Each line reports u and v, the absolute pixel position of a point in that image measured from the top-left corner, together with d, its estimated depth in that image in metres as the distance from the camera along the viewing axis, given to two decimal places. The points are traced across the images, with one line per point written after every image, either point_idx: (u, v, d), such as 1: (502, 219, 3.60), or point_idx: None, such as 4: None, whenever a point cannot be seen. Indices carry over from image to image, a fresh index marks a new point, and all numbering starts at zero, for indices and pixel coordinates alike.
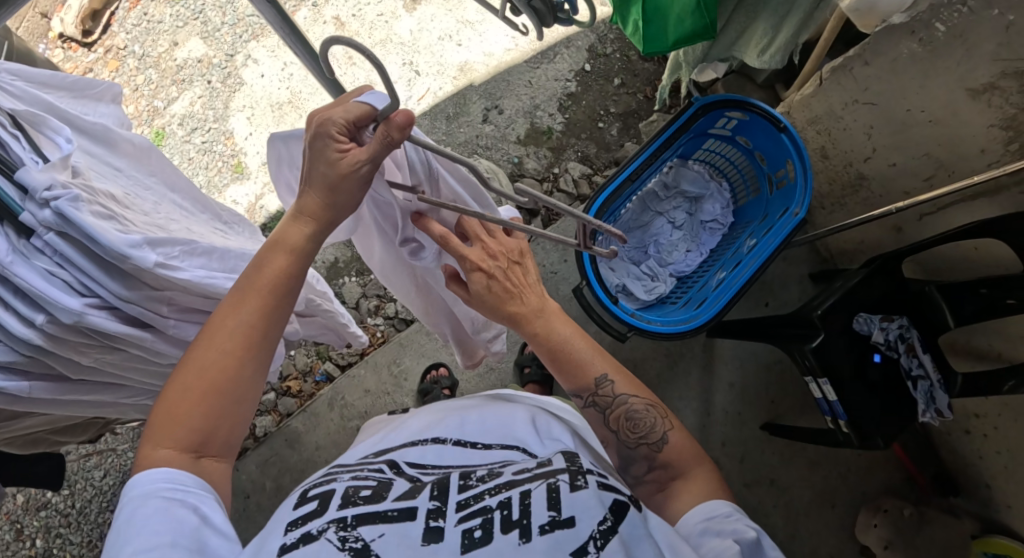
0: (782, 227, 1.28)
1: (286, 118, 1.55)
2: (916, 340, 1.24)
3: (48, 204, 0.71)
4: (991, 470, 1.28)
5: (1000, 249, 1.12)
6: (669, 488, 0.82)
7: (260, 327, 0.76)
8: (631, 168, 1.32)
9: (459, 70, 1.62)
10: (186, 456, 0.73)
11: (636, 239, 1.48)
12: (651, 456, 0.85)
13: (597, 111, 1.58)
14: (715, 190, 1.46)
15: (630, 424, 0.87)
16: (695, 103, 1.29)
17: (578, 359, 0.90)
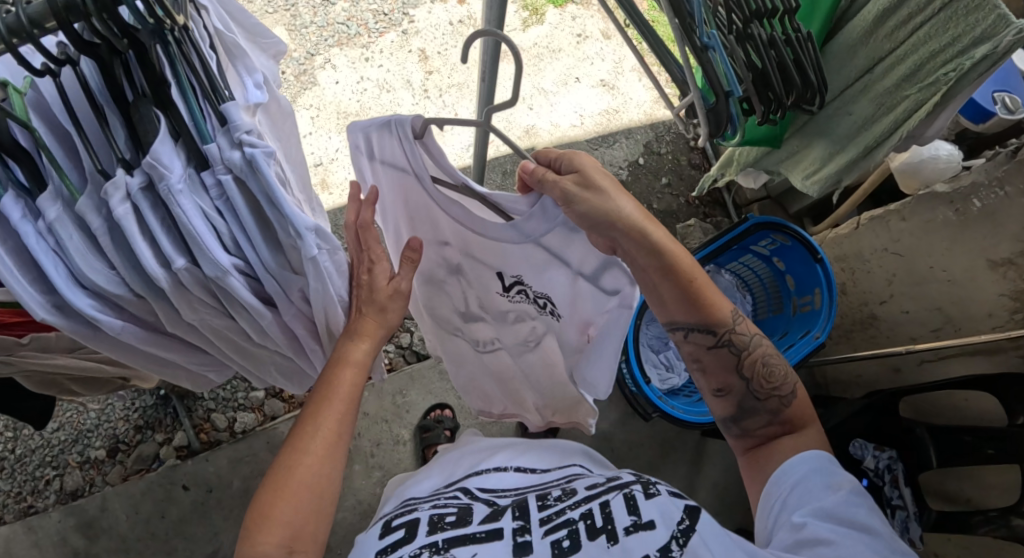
0: (797, 351, 1.40)
1: None
2: (901, 473, 1.37)
3: (239, 147, 0.65)
4: None
5: (989, 401, 1.29)
6: (772, 445, 0.87)
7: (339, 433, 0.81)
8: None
9: (524, 133, 1.68)
10: (280, 552, 0.76)
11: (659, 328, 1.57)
12: (778, 410, 0.87)
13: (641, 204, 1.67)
14: (740, 300, 1.59)
15: (765, 371, 0.89)
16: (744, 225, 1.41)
17: (715, 302, 0.86)
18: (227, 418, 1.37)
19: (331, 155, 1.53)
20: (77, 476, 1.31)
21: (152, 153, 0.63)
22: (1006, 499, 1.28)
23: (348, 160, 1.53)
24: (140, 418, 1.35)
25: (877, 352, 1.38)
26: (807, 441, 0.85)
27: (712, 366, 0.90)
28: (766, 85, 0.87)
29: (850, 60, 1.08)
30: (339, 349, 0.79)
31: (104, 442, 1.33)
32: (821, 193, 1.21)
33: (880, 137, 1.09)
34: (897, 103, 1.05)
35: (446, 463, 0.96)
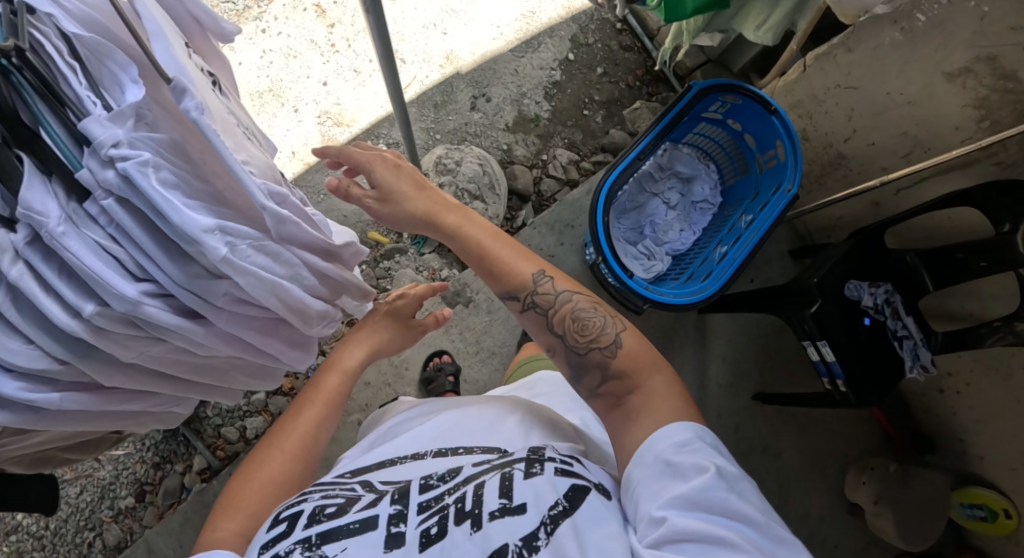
0: (773, 208, 1.34)
1: (267, 106, 1.51)
2: (899, 303, 1.35)
3: (111, 165, 0.63)
4: (963, 425, 1.43)
5: (972, 214, 1.25)
6: (624, 402, 0.81)
7: (312, 431, 0.93)
8: (637, 150, 1.33)
9: (446, 59, 1.61)
10: (241, 541, 0.80)
11: (631, 221, 1.50)
12: (604, 364, 0.84)
13: (581, 99, 1.64)
14: (705, 171, 1.51)
15: (577, 325, 0.87)
16: (691, 91, 1.33)
17: (504, 267, 0.90)
18: (236, 428, 1.41)
19: None
20: (115, 529, 1.36)
21: (21, 202, 0.60)
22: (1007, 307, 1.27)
23: (275, 140, 1.50)
24: (155, 456, 1.39)
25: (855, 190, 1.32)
26: (651, 381, 0.81)
27: (533, 328, 0.91)
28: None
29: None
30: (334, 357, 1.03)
31: (130, 489, 1.38)
32: (777, 38, 1.19)
33: None
34: None
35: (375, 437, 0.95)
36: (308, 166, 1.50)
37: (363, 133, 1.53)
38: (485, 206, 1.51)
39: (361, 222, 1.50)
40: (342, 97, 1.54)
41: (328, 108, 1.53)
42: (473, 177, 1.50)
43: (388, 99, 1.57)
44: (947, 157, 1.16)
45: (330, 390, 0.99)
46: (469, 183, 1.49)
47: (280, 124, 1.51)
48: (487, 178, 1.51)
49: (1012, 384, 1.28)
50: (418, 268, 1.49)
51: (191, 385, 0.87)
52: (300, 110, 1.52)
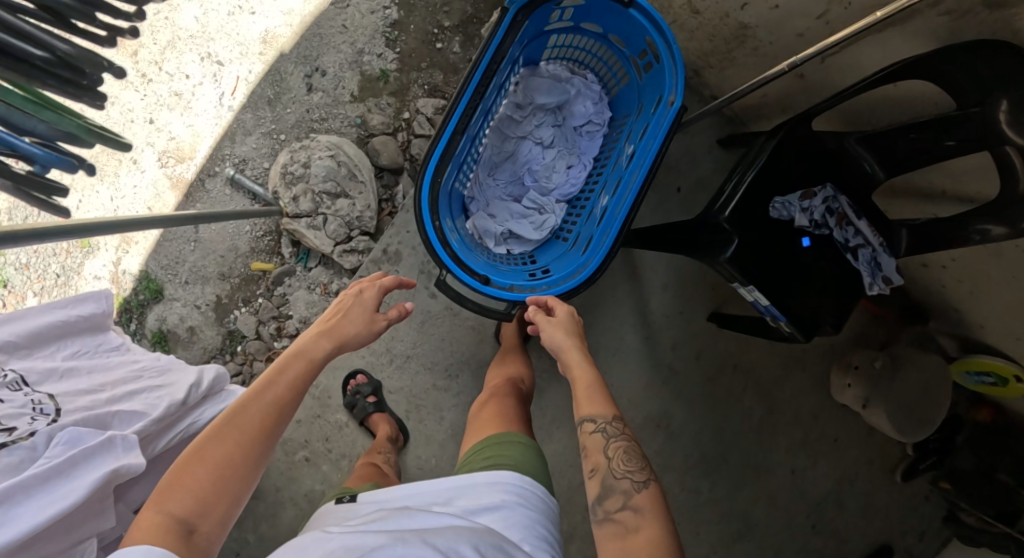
0: (657, 132, 1.03)
1: (107, 169, 1.40)
2: (847, 206, 1.02)
3: None
4: (955, 296, 1.20)
5: (918, 86, 0.91)
6: (630, 537, 0.78)
7: (274, 413, 0.84)
8: (456, 117, 1.02)
9: (262, 43, 1.38)
10: (179, 530, 0.73)
11: (506, 174, 1.24)
12: (629, 494, 0.82)
13: (429, 32, 1.40)
14: (580, 88, 1.21)
15: (624, 454, 0.85)
16: (507, 14, 1.01)
17: (597, 395, 0.91)
18: None
19: (111, 208, 1.41)
20: None
21: None
22: (983, 183, 0.94)
23: (128, 202, 1.41)
24: None
25: (759, 80, 0.97)
26: (658, 532, 0.78)
27: (589, 453, 0.87)
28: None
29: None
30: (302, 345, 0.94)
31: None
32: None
33: None
34: None
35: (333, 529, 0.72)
36: (168, 217, 1.40)
37: (207, 162, 1.39)
38: (351, 200, 1.33)
39: (240, 257, 1.41)
40: (174, 129, 1.40)
41: (165, 146, 1.40)
42: (328, 174, 1.32)
43: (218, 112, 1.39)
44: (854, 32, 0.83)
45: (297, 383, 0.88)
46: (325, 184, 1.31)
47: (127, 181, 1.41)
48: (344, 168, 1.33)
49: (1005, 262, 1.01)
50: (308, 287, 1.39)
51: None
52: (139, 159, 1.40)
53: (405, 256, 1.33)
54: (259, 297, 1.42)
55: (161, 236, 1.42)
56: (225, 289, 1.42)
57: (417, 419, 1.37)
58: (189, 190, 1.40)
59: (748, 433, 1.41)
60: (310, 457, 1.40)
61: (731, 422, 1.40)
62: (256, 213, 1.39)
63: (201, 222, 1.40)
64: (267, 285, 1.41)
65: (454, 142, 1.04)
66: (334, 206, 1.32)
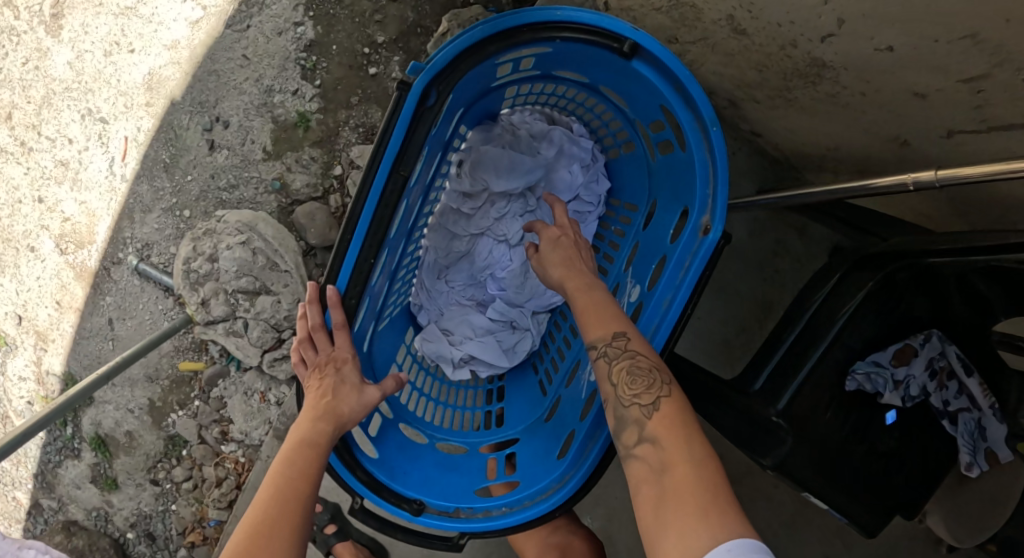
0: (675, 270, 0.70)
1: (4, 258, 1.17)
2: (953, 363, 0.72)
3: None
4: None
5: None
6: (664, 486, 0.56)
7: (271, 517, 0.60)
8: (358, 253, 0.69)
9: (148, 90, 1.07)
10: None
11: (460, 279, 0.91)
12: (640, 421, 0.61)
13: (358, 54, 1.03)
14: (560, 153, 0.86)
15: (630, 377, 0.63)
16: (412, 88, 0.65)
17: (603, 320, 0.67)
18: None
19: (19, 303, 1.19)
20: None
21: None
22: None
23: (35, 296, 1.19)
24: None
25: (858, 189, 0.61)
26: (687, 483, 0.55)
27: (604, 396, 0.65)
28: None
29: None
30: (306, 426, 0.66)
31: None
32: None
33: None
34: None
35: None
36: (79, 312, 1.17)
37: (109, 246, 1.13)
38: (275, 297, 1.04)
39: (165, 357, 1.17)
40: (67, 208, 1.13)
41: (61, 229, 1.14)
42: (240, 267, 1.02)
43: (110, 184, 1.11)
44: None
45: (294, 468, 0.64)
46: (242, 279, 1.02)
47: (28, 272, 1.17)
48: (261, 257, 1.02)
49: None
50: (245, 394, 1.14)
51: None
52: (37, 246, 1.16)
53: None
54: (195, 400, 1.19)
55: (76, 333, 1.18)
56: (157, 392, 1.20)
57: None
58: (94, 281, 1.15)
59: None
60: None
61: None
62: (172, 309, 1.12)
63: (115, 319, 1.15)
64: (201, 387, 1.18)
65: (354, 297, 0.70)
66: (254, 308, 1.04)
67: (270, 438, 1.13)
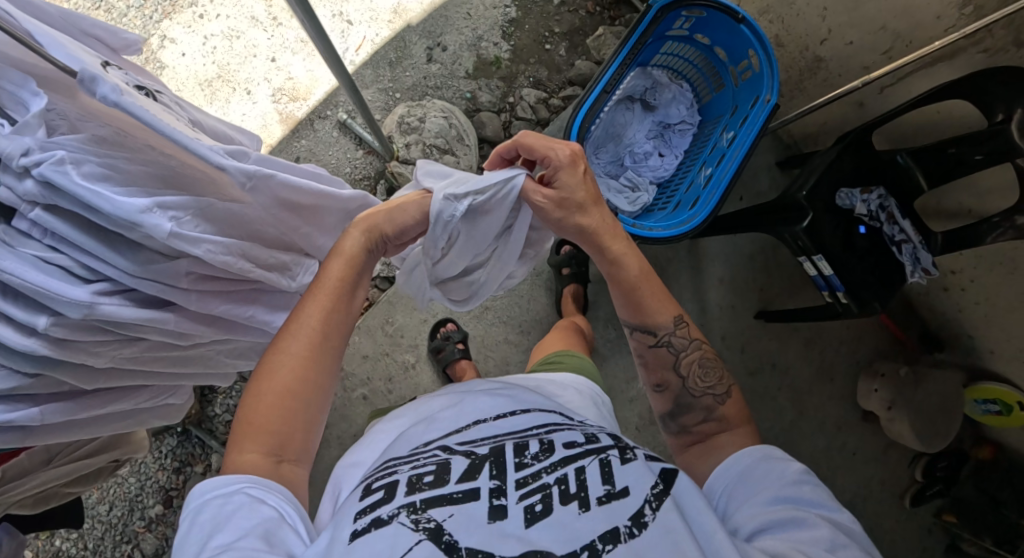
0: (758, 112, 1.30)
1: (220, 94, 1.48)
2: (895, 208, 1.27)
3: (27, 174, 0.64)
4: (970, 321, 1.38)
5: (961, 107, 1.17)
6: (710, 441, 0.83)
7: (334, 324, 0.84)
8: (604, 81, 1.29)
9: (394, 13, 1.54)
10: (268, 459, 0.76)
11: (611, 153, 1.48)
12: (710, 408, 0.85)
13: (541, 34, 1.57)
14: (679, 91, 1.49)
15: (699, 371, 0.87)
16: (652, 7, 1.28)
17: (648, 303, 0.88)
18: None
19: None
20: (151, 538, 1.30)
21: None
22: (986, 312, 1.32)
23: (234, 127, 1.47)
24: (174, 460, 1.33)
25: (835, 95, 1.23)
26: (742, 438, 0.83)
27: (651, 363, 0.89)
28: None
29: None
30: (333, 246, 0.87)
31: (156, 497, 1.31)
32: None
33: None
34: None
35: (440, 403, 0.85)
36: (273, 147, 1.47)
37: (320, 104, 1.50)
38: (456, 159, 1.45)
39: None
40: (294, 71, 1.50)
41: (281, 85, 1.49)
42: (439, 131, 1.44)
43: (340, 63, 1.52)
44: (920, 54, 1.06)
45: (334, 285, 0.85)
46: (436, 140, 1.44)
47: (237, 108, 1.48)
48: (454, 130, 1.45)
49: (1018, 277, 1.21)
50: None
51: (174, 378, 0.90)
52: (254, 91, 1.49)
53: None
54: None
55: None
56: None
57: (486, 367, 1.51)
58: (297, 126, 1.49)
59: (777, 430, 1.54)
60: (368, 396, 1.47)
61: (761, 415, 1.53)
62: (359, 159, 1.47)
63: (303, 157, 1.47)
64: None
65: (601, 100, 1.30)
66: (442, 161, 1.44)
67: None
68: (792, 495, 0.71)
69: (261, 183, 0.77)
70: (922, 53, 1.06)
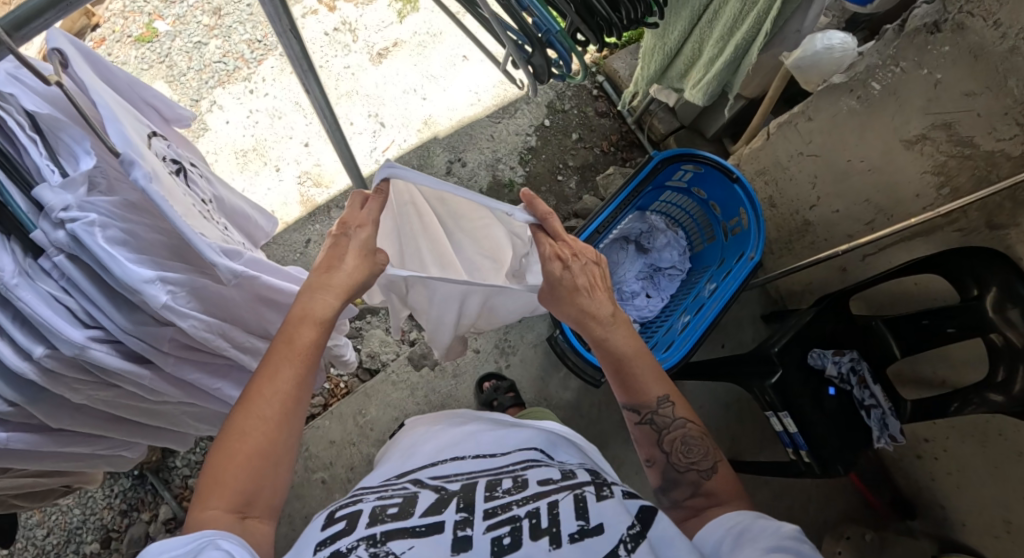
0: (741, 267, 1.35)
1: (251, 165, 1.56)
2: (867, 371, 1.31)
3: (62, 225, 0.66)
4: (943, 491, 1.39)
5: (935, 281, 1.26)
6: (701, 514, 0.84)
7: (298, 388, 0.78)
8: (599, 220, 1.37)
9: (424, 124, 1.67)
10: (231, 517, 0.73)
11: None
12: (697, 482, 0.89)
13: (556, 165, 1.67)
14: (673, 237, 1.58)
15: (683, 449, 0.91)
16: (651, 160, 1.36)
17: (637, 381, 0.90)
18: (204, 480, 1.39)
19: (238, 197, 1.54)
20: None
21: None
22: (962, 483, 1.33)
23: (256, 199, 1.54)
24: (123, 502, 1.38)
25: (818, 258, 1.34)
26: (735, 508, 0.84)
27: (639, 441, 0.93)
28: (593, 12, 0.79)
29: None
30: (302, 307, 0.80)
31: (96, 535, 1.36)
32: (708, 99, 1.14)
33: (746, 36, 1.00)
34: None
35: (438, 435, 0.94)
36: (287, 225, 1.51)
37: (341, 194, 1.56)
38: None
39: None
40: (322, 159, 1.58)
41: (308, 169, 1.57)
42: None
43: (366, 160, 1.65)
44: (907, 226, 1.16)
45: (307, 345, 0.79)
46: None
47: (263, 182, 1.56)
48: None
49: (990, 449, 1.23)
50: (387, 328, 1.53)
51: (135, 433, 0.86)
52: (282, 169, 1.56)
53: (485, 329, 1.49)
54: None
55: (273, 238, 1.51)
56: None
57: None
58: (314, 211, 1.54)
59: None
60: (327, 481, 1.38)
61: None
62: None
63: (314, 239, 1.51)
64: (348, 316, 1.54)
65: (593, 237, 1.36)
66: None
67: (398, 360, 1.48)
68: (785, 543, 0.73)
69: (246, 282, 0.78)
70: (903, 227, 1.17)
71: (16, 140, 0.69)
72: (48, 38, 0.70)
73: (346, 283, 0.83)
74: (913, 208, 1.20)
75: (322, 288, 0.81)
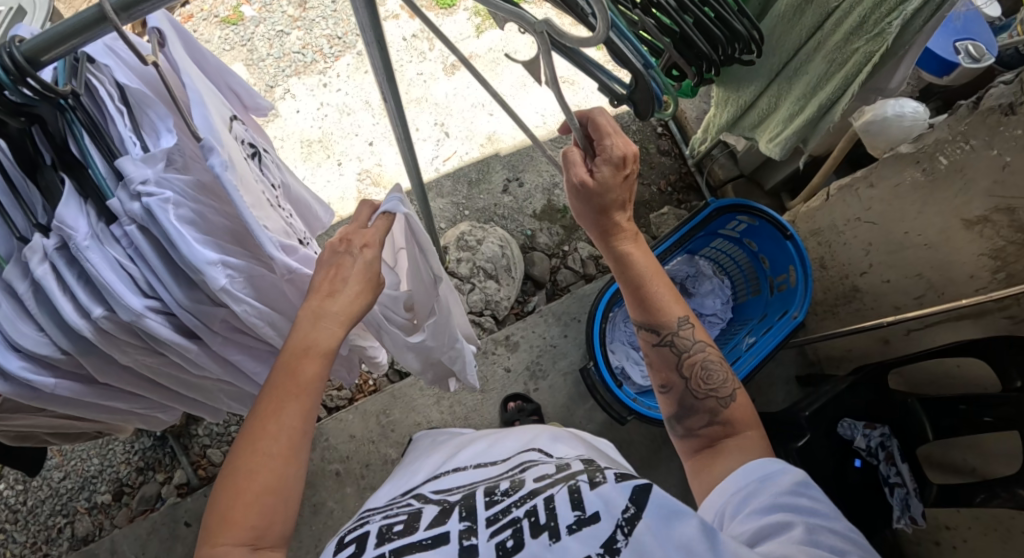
0: (783, 325, 1.35)
1: (315, 155, 1.61)
2: (896, 449, 1.30)
3: (138, 198, 0.66)
4: None
5: (976, 366, 1.23)
6: (717, 445, 0.82)
7: (302, 427, 0.73)
8: None
9: (486, 140, 1.71)
10: (244, 549, 0.68)
11: None
12: (715, 411, 0.85)
13: None
14: (717, 285, 1.58)
15: (703, 373, 0.88)
16: (706, 209, 1.37)
17: (656, 296, 0.89)
18: (223, 451, 1.41)
19: None
20: (87, 521, 1.37)
21: (57, 216, 0.65)
22: None
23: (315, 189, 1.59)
24: (140, 460, 1.41)
25: (863, 326, 1.33)
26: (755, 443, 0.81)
27: (655, 364, 0.90)
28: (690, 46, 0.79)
29: (790, 32, 0.99)
30: (301, 336, 0.73)
31: (109, 487, 1.39)
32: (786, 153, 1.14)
33: (832, 96, 1.00)
34: (849, 57, 0.96)
35: (452, 449, 0.97)
36: (341, 220, 1.55)
37: None
38: (498, 286, 1.53)
39: None
40: (384, 160, 1.62)
41: (369, 167, 1.61)
42: (492, 258, 1.52)
43: (426, 167, 1.68)
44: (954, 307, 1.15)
45: (310, 378, 0.73)
46: (485, 263, 1.52)
47: (323, 173, 1.60)
48: (505, 260, 1.54)
49: (1012, 547, 1.19)
50: None
51: (175, 400, 0.87)
52: (344, 164, 1.60)
53: (520, 349, 1.51)
54: None
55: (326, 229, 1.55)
56: None
57: None
58: None
59: None
60: (341, 473, 1.40)
61: None
62: None
63: None
64: None
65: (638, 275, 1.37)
66: (485, 284, 1.52)
67: None
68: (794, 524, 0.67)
69: (299, 278, 0.78)
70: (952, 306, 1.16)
71: (102, 108, 0.71)
72: (150, 18, 0.73)
73: (348, 309, 0.76)
74: (966, 290, 1.19)
75: (324, 314, 0.74)
